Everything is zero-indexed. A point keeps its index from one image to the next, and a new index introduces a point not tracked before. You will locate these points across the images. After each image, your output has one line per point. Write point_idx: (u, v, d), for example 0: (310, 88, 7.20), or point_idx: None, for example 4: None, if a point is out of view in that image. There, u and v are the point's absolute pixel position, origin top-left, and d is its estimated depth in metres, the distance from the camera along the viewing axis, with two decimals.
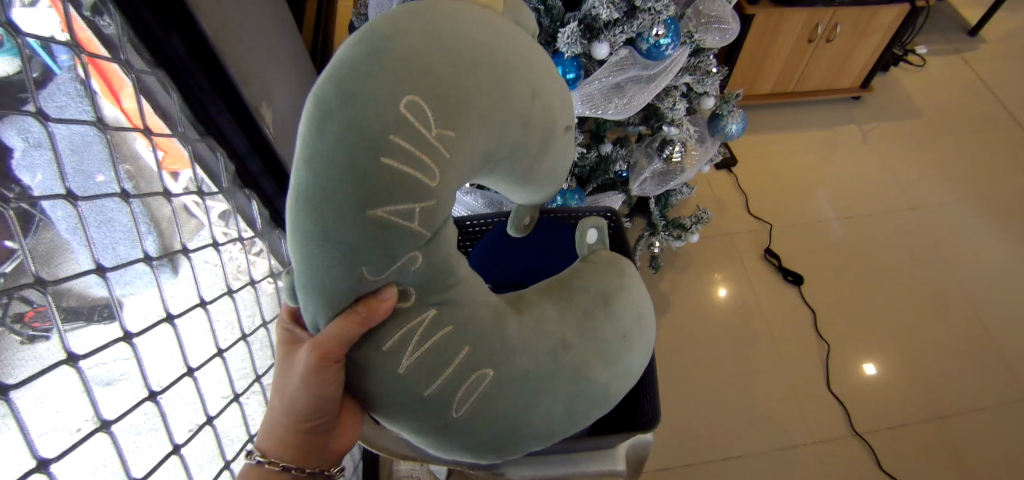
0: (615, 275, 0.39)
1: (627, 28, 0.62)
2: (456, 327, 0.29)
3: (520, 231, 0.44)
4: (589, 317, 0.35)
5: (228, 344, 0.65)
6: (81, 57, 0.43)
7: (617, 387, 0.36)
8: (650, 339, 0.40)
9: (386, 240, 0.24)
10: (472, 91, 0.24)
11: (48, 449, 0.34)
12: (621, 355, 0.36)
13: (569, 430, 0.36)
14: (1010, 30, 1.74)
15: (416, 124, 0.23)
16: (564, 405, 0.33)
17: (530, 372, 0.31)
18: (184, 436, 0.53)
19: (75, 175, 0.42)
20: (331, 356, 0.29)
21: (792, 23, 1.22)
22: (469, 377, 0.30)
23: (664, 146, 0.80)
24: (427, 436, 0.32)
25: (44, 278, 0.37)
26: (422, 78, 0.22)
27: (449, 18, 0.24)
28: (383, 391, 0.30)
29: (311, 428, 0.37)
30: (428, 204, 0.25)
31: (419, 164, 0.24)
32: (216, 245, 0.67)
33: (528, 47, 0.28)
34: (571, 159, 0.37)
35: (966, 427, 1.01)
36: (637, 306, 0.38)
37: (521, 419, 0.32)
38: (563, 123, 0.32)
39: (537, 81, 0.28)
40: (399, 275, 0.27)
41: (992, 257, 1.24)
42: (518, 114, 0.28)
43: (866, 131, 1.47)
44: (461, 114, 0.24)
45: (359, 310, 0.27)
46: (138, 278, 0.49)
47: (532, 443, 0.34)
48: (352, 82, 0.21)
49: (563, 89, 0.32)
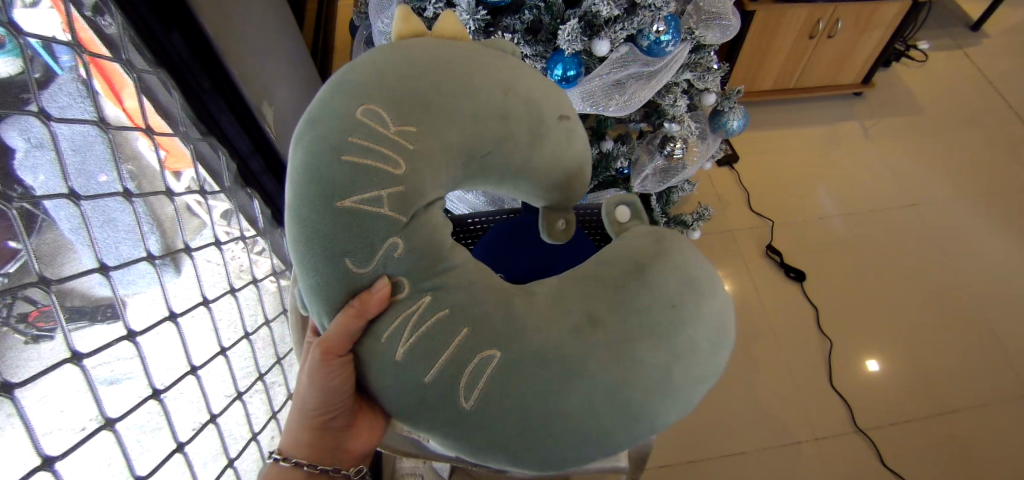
0: (649, 244, 0.33)
1: (628, 25, 0.61)
2: (452, 309, 0.28)
3: (564, 240, 0.41)
4: (614, 291, 0.30)
5: (232, 342, 0.66)
6: (83, 56, 0.43)
7: (685, 374, 0.29)
8: (722, 311, 0.31)
9: (361, 228, 0.27)
10: (425, 95, 0.28)
11: (53, 447, 0.35)
12: (673, 331, 0.29)
13: (634, 434, 0.29)
14: (1012, 24, 1.73)
15: (372, 125, 0.27)
16: (606, 395, 0.28)
17: (544, 352, 0.28)
18: (187, 435, 0.53)
19: (77, 175, 0.42)
20: (332, 350, 0.29)
21: (792, 20, 1.22)
22: (472, 360, 0.28)
23: (665, 143, 0.80)
24: (442, 432, 0.29)
25: (47, 278, 0.37)
26: (374, 92, 0.28)
27: (404, 53, 0.30)
28: (385, 383, 0.29)
29: (325, 423, 0.39)
30: (396, 189, 0.28)
31: (382, 155, 0.27)
32: (218, 244, 0.67)
33: (488, 57, 0.32)
34: (583, 148, 0.37)
35: (970, 423, 1.00)
36: (686, 271, 0.31)
37: (547, 409, 0.27)
38: (552, 114, 0.33)
39: (501, 79, 0.31)
40: (384, 265, 0.28)
41: (995, 253, 1.23)
42: (487, 106, 0.30)
43: (868, 127, 1.46)
44: (418, 112, 0.28)
45: (355, 303, 0.28)
46: (141, 277, 0.49)
47: (586, 450, 0.29)
48: (321, 110, 0.28)
49: (546, 84, 0.34)
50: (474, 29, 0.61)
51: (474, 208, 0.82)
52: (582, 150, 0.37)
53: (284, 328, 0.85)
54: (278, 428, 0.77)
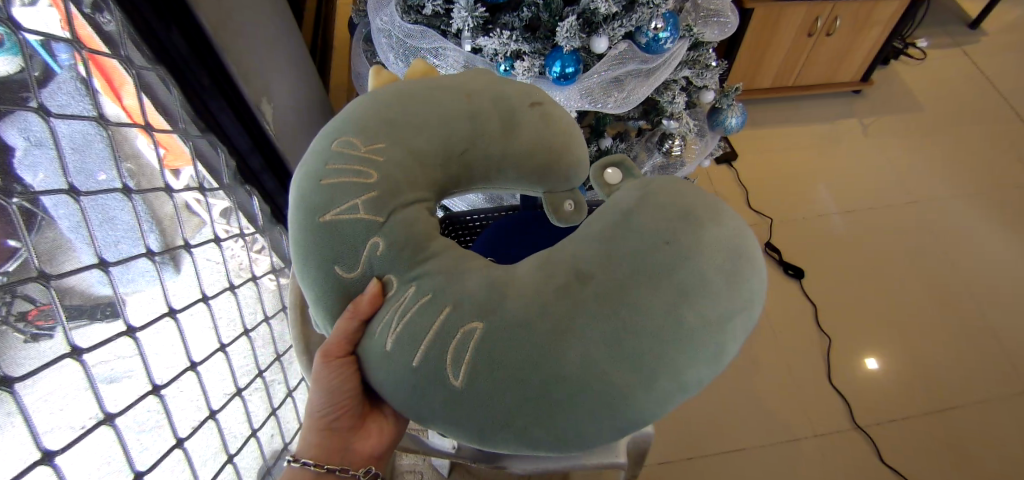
0: (637, 192, 0.32)
1: (625, 22, 0.62)
2: (434, 293, 0.28)
3: (578, 222, 0.40)
4: (602, 247, 0.29)
5: (231, 340, 0.66)
6: (83, 53, 0.43)
7: (697, 314, 0.27)
8: (733, 238, 0.29)
9: (344, 237, 0.29)
10: (391, 117, 0.31)
11: (53, 442, 0.35)
12: (671, 269, 0.27)
13: (655, 393, 0.27)
14: (1011, 23, 1.73)
15: (345, 150, 0.30)
16: (606, 351, 0.26)
17: (529, 318, 0.27)
18: (186, 431, 0.53)
19: (77, 173, 0.42)
20: (328, 352, 0.32)
21: (791, 17, 1.22)
22: (455, 336, 0.27)
23: (664, 140, 0.82)
24: (439, 416, 0.28)
25: (47, 273, 0.37)
26: (343, 127, 0.31)
27: (372, 94, 0.34)
28: (380, 375, 0.29)
29: (330, 425, 0.40)
30: (371, 195, 0.29)
31: (355, 171, 0.29)
32: (218, 241, 0.67)
33: (447, 78, 0.35)
34: (569, 128, 0.37)
35: (969, 421, 1.00)
36: (679, 205, 0.30)
37: (541, 368, 0.26)
38: (521, 103, 0.35)
39: (462, 89, 0.34)
40: (371, 266, 0.29)
41: (994, 251, 1.23)
42: (451, 112, 0.33)
43: (867, 125, 1.46)
44: (386, 131, 0.31)
45: (349, 308, 0.29)
46: (140, 275, 0.50)
47: (603, 415, 0.27)
48: (307, 154, 0.32)
49: (510, 83, 0.36)
50: (472, 26, 0.62)
51: (473, 207, 0.83)
52: (570, 132, 0.37)
53: (284, 326, 0.85)
54: (278, 424, 0.77)
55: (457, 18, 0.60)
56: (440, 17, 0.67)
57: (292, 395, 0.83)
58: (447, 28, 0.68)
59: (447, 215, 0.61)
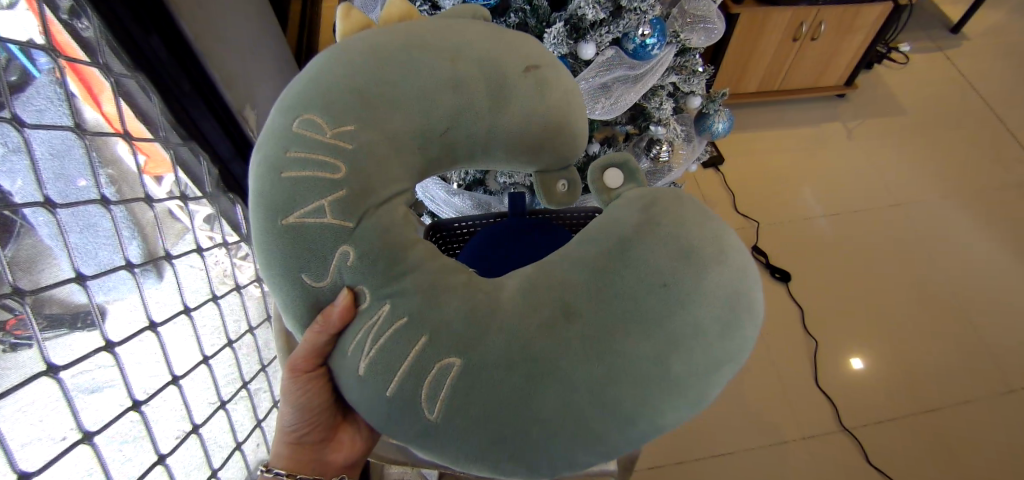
0: (638, 211, 0.32)
1: (613, 28, 0.62)
2: (409, 317, 0.27)
3: (569, 203, 0.40)
4: (593, 279, 0.29)
5: (215, 350, 0.64)
6: (60, 60, 0.42)
7: (683, 366, 0.27)
8: (732, 285, 0.29)
9: (307, 240, 0.27)
10: (363, 90, 0.28)
11: (30, 462, 0.34)
12: (666, 314, 0.27)
13: (631, 432, 0.28)
14: (990, 27, 1.76)
15: (309, 134, 0.27)
16: (587, 396, 0.27)
17: (513, 355, 0.27)
18: (169, 445, 0.52)
19: (53, 181, 0.41)
20: (296, 366, 0.32)
21: (777, 22, 1.23)
22: (430, 372, 0.27)
23: (651, 146, 0.80)
24: (411, 441, 0.28)
25: (22, 288, 0.36)
26: (305, 101, 0.28)
27: (340, 52, 0.29)
28: (353, 395, 0.29)
29: (300, 438, 0.41)
30: (338, 195, 0.27)
31: (321, 163, 0.27)
32: (200, 250, 0.66)
33: (428, 31, 0.31)
34: (562, 99, 0.34)
35: (953, 419, 1.02)
36: (681, 240, 0.29)
37: (522, 412, 0.27)
38: (512, 69, 0.32)
39: (446, 48, 0.30)
40: (340, 275, 0.28)
41: (976, 252, 1.26)
42: (433, 82, 0.29)
43: (851, 128, 1.48)
44: (356, 110, 0.28)
45: (318, 319, 0.28)
46: (121, 285, 0.48)
47: (579, 449, 0.28)
48: (265, 131, 0.29)
49: (502, 39, 0.32)
50: None
51: (460, 213, 0.82)
52: (568, 102, 0.35)
53: (268, 335, 0.84)
54: (263, 435, 0.76)
55: None
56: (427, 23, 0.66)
57: (277, 405, 0.82)
58: None
59: (433, 223, 0.60)
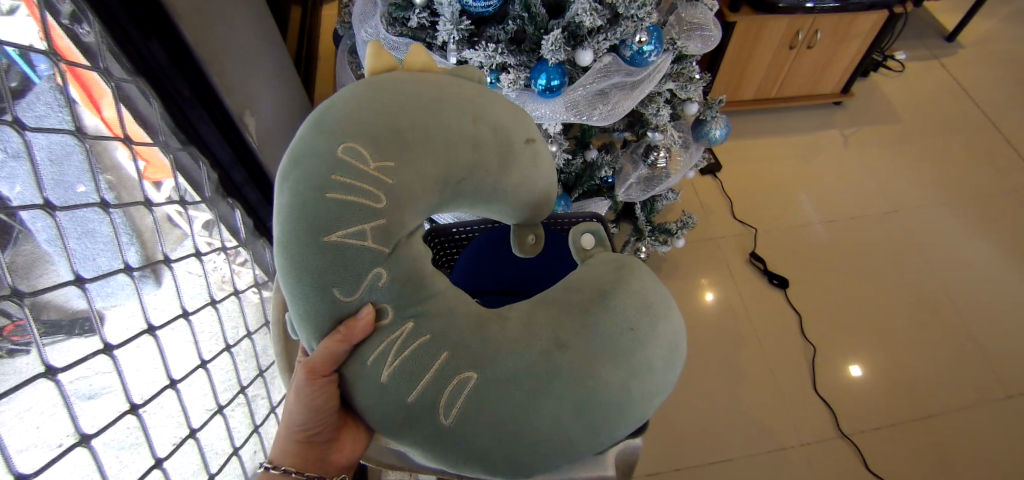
0: (612, 270, 0.35)
1: (610, 35, 0.62)
2: (432, 335, 0.29)
3: (536, 253, 0.43)
4: (579, 318, 0.31)
5: (212, 356, 0.64)
6: (61, 65, 0.42)
7: (640, 390, 0.30)
8: (677, 333, 0.33)
9: (344, 263, 0.27)
10: (404, 128, 0.28)
11: (27, 465, 0.34)
12: (631, 350, 0.30)
13: (598, 442, 0.30)
14: (985, 35, 1.77)
15: (353, 162, 0.27)
16: (572, 413, 0.29)
17: (517, 375, 0.29)
18: (166, 450, 0.52)
19: (53, 186, 0.41)
20: (311, 373, 0.31)
21: (774, 30, 1.24)
22: (450, 383, 0.28)
23: (649, 152, 0.83)
24: (416, 445, 0.30)
25: (22, 291, 0.36)
26: (351, 129, 0.27)
27: (379, 87, 0.29)
28: (366, 401, 0.29)
29: (310, 437, 0.41)
30: (379, 223, 0.28)
31: (363, 191, 0.27)
32: (199, 255, 0.66)
33: (464, 88, 0.32)
34: (549, 169, 0.37)
35: (953, 426, 1.02)
36: (644, 294, 0.33)
37: (513, 427, 0.28)
38: (519, 138, 0.33)
39: (477, 107, 0.31)
40: (371, 292, 0.28)
41: (973, 258, 1.26)
42: (460, 136, 0.30)
43: (848, 135, 1.49)
44: (398, 147, 0.28)
45: (340, 330, 0.28)
46: (119, 290, 0.48)
47: (553, 460, 0.30)
48: (303, 146, 0.28)
49: (514, 108, 0.34)
50: (457, 39, 0.62)
51: (459, 219, 0.82)
52: (548, 181, 0.37)
53: (266, 340, 0.84)
54: (260, 441, 0.76)
55: (443, 31, 0.60)
56: (426, 29, 0.67)
57: (275, 409, 0.82)
58: (433, 40, 0.68)
59: (433, 228, 0.60)
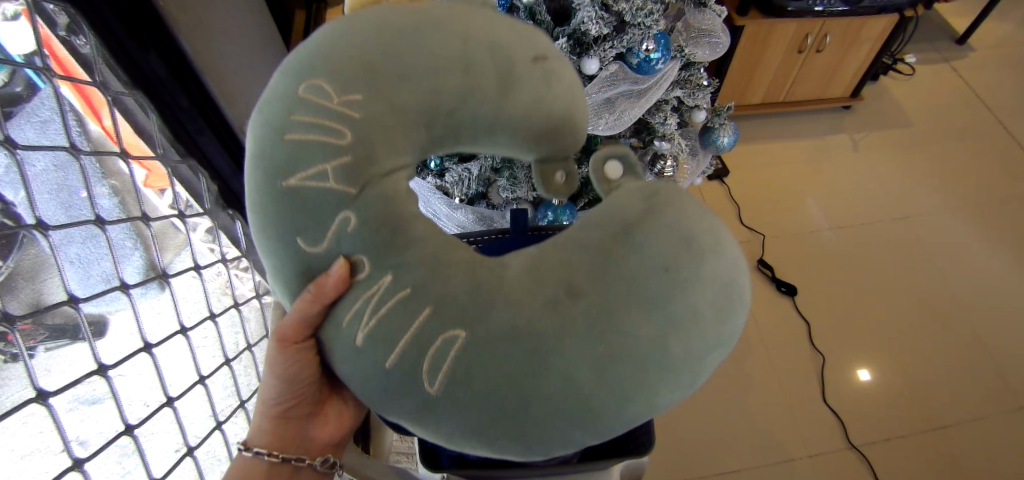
0: (640, 201, 0.26)
1: (616, 43, 0.61)
2: (413, 289, 0.24)
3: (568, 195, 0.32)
4: (597, 260, 0.24)
5: (211, 370, 0.62)
6: (56, 80, 0.41)
7: (681, 347, 0.24)
8: (731, 275, 0.25)
9: (307, 209, 0.24)
10: (371, 57, 0.24)
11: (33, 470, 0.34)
12: (667, 297, 0.23)
13: (628, 413, 0.25)
14: (996, 39, 1.75)
15: (315, 99, 0.24)
16: (590, 375, 0.23)
17: (511, 328, 0.24)
18: (163, 471, 0.50)
19: (49, 204, 0.39)
20: (285, 337, 0.30)
21: (781, 35, 1.23)
22: (434, 342, 0.24)
23: (655, 161, 0.76)
24: (405, 415, 0.26)
25: (11, 314, 0.34)
26: (314, 65, 0.24)
27: (352, 18, 0.26)
28: (346, 366, 0.26)
29: (285, 412, 0.40)
30: (343, 161, 0.24)
31: (324, 128, 0.24)
32: (198, 268, 0.64)
33: (454, 9, 0.27)
34: (572, 88, 0.29)
35: (964, 437, 1.01)
36: (682, 228, 0.25)
37: (518, 395, 0.24)
38: (524, 56, 0.27)
39: (463, 27, 0.26)
40: (338, 242, 0.25)
41: (984, 265, 1.25)
42: (440, 58, 0.25)
43: (857, 140, 1.48)
44: (363, 77, 0.24)
45: (310, 289, 0.25)
46: (111, 307, 0.46)
47: (574, 433, 0.25)
48: (271, 88, 0.25)
49: (519, 27, 0.28)
50: None
51: (462, 228, 0.82)
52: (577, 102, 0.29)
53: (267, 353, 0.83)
54: None
55: None
56: None
57: None
58: None
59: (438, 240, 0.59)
